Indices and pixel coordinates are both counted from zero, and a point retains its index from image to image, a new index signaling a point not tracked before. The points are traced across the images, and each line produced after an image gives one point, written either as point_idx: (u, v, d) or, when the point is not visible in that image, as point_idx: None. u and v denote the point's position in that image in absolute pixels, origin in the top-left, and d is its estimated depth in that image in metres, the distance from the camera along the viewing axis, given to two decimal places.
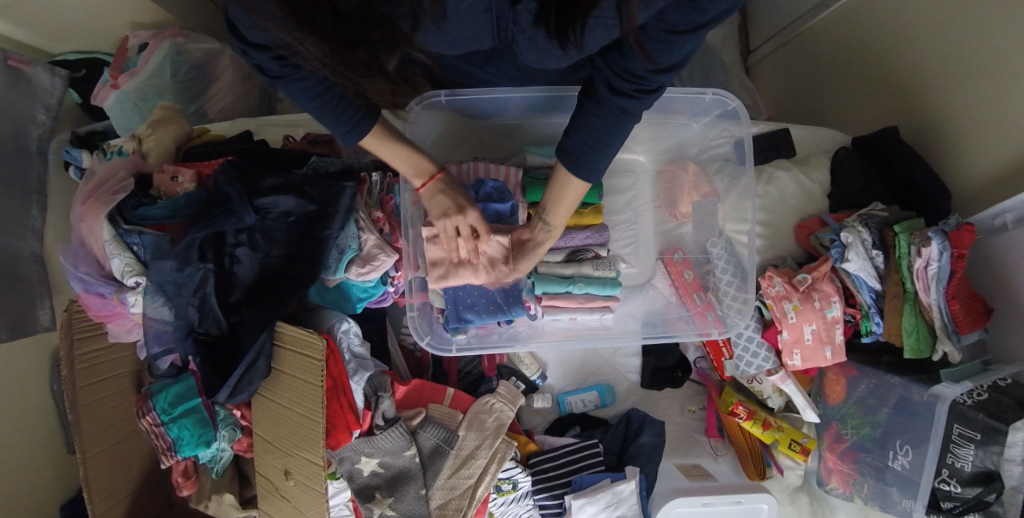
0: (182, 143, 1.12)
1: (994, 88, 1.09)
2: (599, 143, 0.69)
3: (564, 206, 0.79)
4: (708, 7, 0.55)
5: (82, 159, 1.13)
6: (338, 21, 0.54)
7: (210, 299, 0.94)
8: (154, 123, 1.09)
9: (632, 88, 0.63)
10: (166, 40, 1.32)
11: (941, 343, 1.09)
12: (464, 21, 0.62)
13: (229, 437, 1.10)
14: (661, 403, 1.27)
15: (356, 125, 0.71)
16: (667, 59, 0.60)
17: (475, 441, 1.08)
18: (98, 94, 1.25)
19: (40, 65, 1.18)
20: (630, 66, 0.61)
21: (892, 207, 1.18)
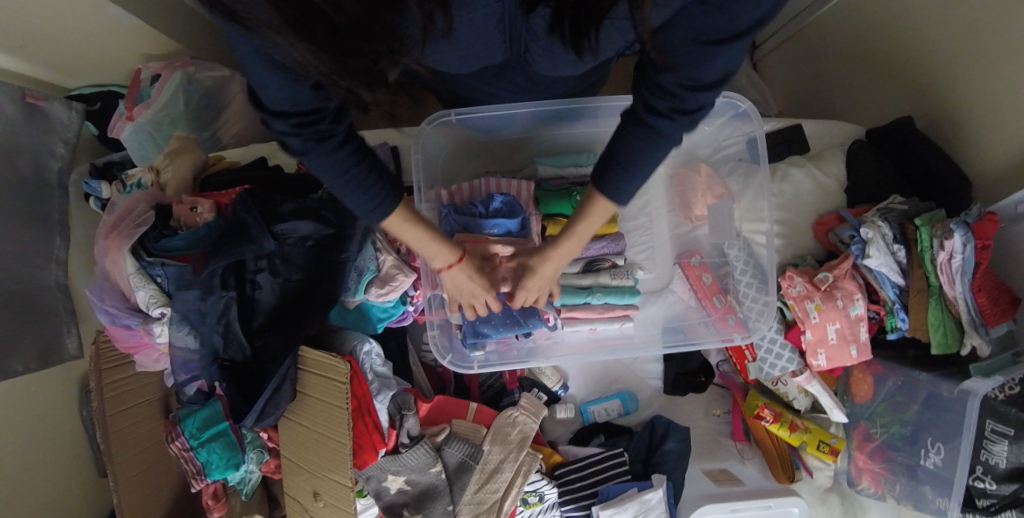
0: (198, 173, 1.13)
1: (1015, 70, 1.06)
2: (626, 163, 0.64)
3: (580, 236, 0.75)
4: (742, 14, 0.52)
5: (101, 190, 1.17)
6: (334, 33, 0.46)
7: (234, 325, 0.95)
8: (171, 154, 1.11)
9: (667, 105, 0.59)
10: (177, 70, 1.32)
11: (969, 337, 1.07)
12: (470, 37, 0.63)
13: (257, 459, 1.12)
14: (685, 408, 1.27)
15: (382, 203, 0.64)
16: (700, 74, 0.57)
17: (499, 455, 1.08)
18: (114, 126, 1.28)
19: (57, 100, 1.21)
20: (664, 81, 0.58)
21: (911, 199, 1.16)
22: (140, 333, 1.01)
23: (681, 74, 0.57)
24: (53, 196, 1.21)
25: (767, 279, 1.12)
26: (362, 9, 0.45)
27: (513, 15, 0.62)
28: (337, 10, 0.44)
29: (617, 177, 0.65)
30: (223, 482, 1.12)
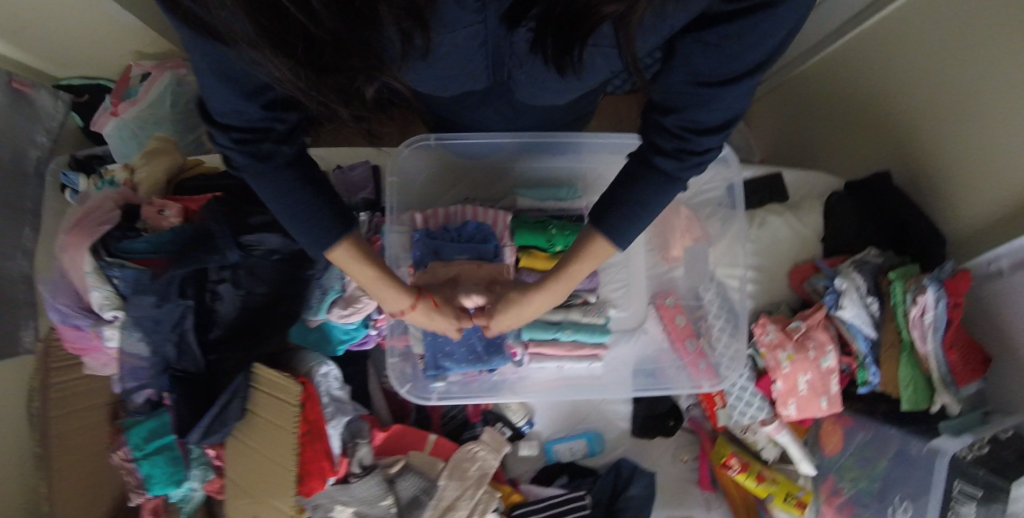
0: (174, 176, 1.06)
1: (997, 132, 1.06)
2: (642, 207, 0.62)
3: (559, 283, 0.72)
4: (746, 51, 0.51)
5: (78, 183, 1.16)
6: (310, 46, 0.44)
7: (189, 334, 0.90)
8: (149, 154, 1.05)
9: (675, 146, 0.58)
10: (168, 70, 1.26)
11: (939, 394, 1.04)
12: (462, 57, 0.62)
13: (201, 477, 1.05)
14: (652, 451, 1.22)
15: (323, 239, 0.61)
16: (704, 117, 0.55)
17: (455, 491, 1.03)
18: (97, 120, 1.23)
19: (44, 89, 1.20)
20: (664, 123, 0.57)
21: (886, 252, 1.16)
22: (91, 334, 0.95)
23: (683, 116, 0.56)
24: (29, 186, 1.17)
25: (741, 324, 1.12)
26: (336, 28, 0.42)
27: (497, 37, 0.62)
28: (312, 23, 0.41)
29: (626, 216, 0.63)
30: (163, 499, 1.05)
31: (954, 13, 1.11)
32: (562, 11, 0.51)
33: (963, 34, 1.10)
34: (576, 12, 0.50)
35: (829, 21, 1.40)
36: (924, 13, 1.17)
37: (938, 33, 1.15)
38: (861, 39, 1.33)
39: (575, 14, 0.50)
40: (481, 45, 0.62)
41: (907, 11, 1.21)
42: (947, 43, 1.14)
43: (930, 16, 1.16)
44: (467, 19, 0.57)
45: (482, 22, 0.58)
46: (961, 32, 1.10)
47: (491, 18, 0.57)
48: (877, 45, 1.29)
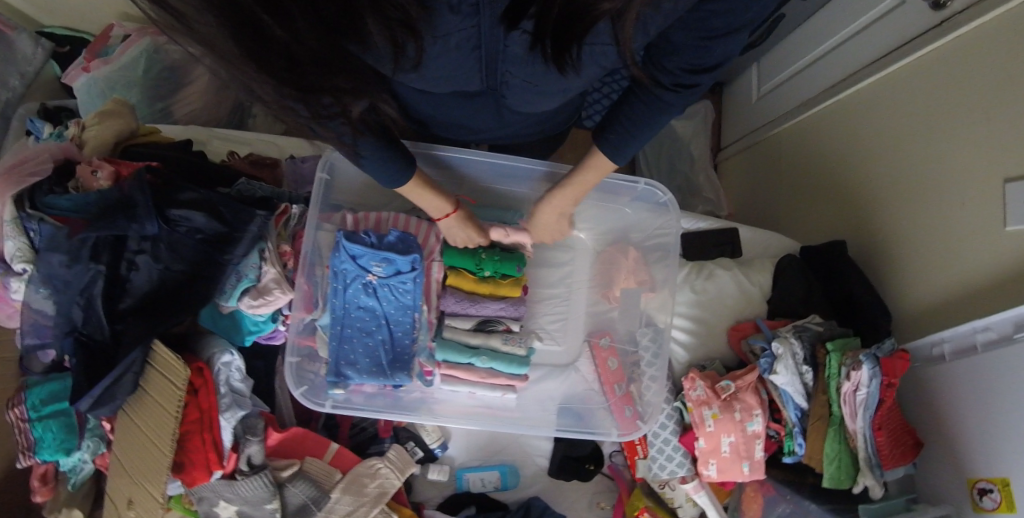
0: (124, 139, 1.03)
1: (955, 220, 1.04)
2: (639, 129, 0.67)
3: (569, 192, 0.83)
4: (744, 12, 0.52)
5: (42, 131, 1.07)
6: (294, 68, 0.41)
7: (96, 301, 0.86)
8: (102, 114, 1.02)
9: (672, 81, 0.60)
10: (148, 35, 1.20)
11: (862, 476, 1.02)
12: (447, 61, 0.61)
13: (92, 450, 0.98)
14: (568, 494, 1.17)
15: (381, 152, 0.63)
16: (702, 60, 0.57)
17: (348, 506, 1.00)
18: (69, 73, 1.18)
19: (25, 32, 1.18)
20: (665, 65, 0.59)
21: (829, 321, 1.13)
22: None
23: (683, 60, 0.57)
24: None
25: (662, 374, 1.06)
26: (317, 45, 0.40)
27: (491, 39, 0.58)
28: (295, 42, 0.39)
29: (626, 130, 0.68)
30: (56, 465, 0.99)
31: (932, 95, 1.09)
32: (557, 22, 0.50)
33: (937, 117, 1.08)
34: (569, 22, 0.50)
35: (808, 86, 1.38)
36: (901, 91, 1.15)
37: (913, 113, 1.13)
38: (836, 107, 1.31)
39: (567, 25, 0.50)
40: (474, 48, 0.59)
41: (883, 86, 1.19)
42: (920, 124, 1.12)
43: (906, 95, 1.14)
44: (462, 40, 0.58)
45: (476, 27, 0.56)
46: (935, 115, 1.08)
47: (489, 15, 0.54)
48: (851, 117, 1.27)
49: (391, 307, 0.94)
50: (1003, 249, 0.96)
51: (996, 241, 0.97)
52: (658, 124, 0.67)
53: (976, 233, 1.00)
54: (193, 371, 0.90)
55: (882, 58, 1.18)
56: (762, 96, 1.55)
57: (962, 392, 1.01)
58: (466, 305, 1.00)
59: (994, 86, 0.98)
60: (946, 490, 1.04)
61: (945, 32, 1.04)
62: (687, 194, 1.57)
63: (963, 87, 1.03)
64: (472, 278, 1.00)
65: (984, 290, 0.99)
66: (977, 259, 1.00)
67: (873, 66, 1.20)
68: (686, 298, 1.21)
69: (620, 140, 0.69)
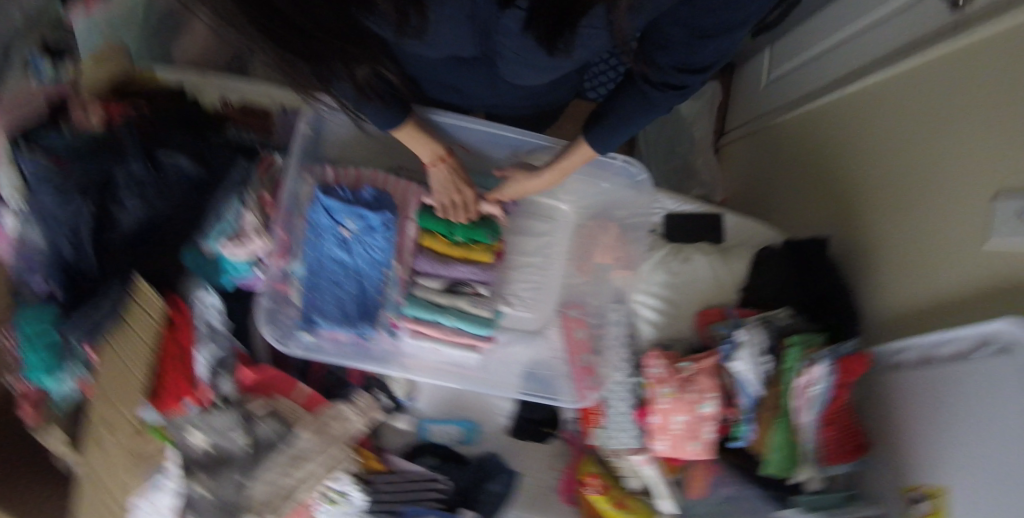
0: (119, 84, 1.08)
1: (937, 230, 1.03)
2: (622, 122, 0.71)
3: (553, 174, 0.87)
4: (738, 14, 0.54)
5: None
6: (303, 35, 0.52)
7: (86, 238, 0.90)
8: (97, 57, 1.07)
9: (660, 80, 0.63)
10: None
11: (803, 468, 1.04)
12: (444, 25, 0.61)
13: (80, 374, 1.00)
14: (525, 454, 1.25)
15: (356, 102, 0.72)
16: (693, 59, 0.59)
17: (313, 445, 1.06)
18: None
19: None
20: (658, 62, 0.61)
21: (797, 316, 1.14)
22: None
23: (675, 57, 0.60)
24: None
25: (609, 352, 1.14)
26: None
27: (483, 9, 0.58)
28: None
29: (625, 110, 0.69)
30: (45, 392, 1.03)
31: (933, 100, 1.06)
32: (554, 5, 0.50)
33: (936, 122, 1.05)
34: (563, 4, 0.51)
35: (818, 76, 1.34)
36: (906, 90, 1.12)
37: (914, 116, 1.10)
38: (842, 102, 1.27)
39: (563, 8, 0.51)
40: (468, 18, 0.60)
41: (890, 84, 1.15)
42: (918, 128, 1.09)
43: (911, 96, 1.11)
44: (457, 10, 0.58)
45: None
46: (933, 119, 1.05)
47: None
48: (856, 112, 1.24)
49: (363, 261, 0.99)
50: (976, 264, 0.95)
51: (972, 255, 0.96)
52: (643, 119, 0.70)
53: (954, 246, 0.99)
54: (171, 305, 0.96)
55: (892, 55, 1.14)
56: (773, 83, 1.51)
57: (919, 398, 1.03)
58: (434, 265, 1.03)
59: (992, 94, 0.94)
60: (887, 490, 1.07)
61: (953, 35, 1.00)
62: (682, 177, 1.57)
63: (963, 94, 0.99)
64: (446, 242, 1.04)
65: (953, 302, 0.99)
66: (952, 271, 0.99)
67: (883, 62, 1.16)
68: (660, 280, 1.21)
69: (601, 127, 0.73)
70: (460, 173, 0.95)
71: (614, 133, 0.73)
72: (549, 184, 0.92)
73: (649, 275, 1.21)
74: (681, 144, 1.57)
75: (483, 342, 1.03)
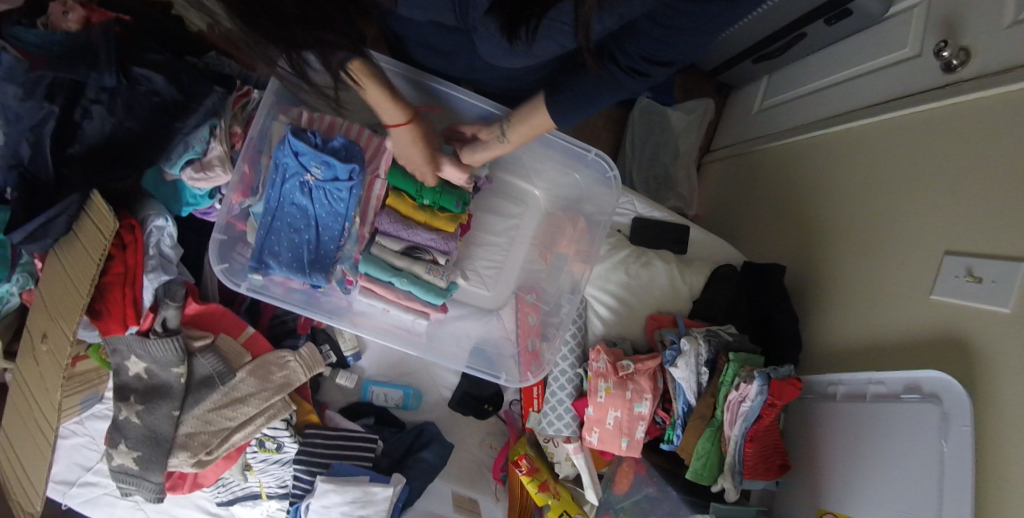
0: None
1: (888, 279, 1.06)
2: (581, 104, 0.73)
3: (524, 129, 0.84)
4: (707, 24, 0.57)
5: None
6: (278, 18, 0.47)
7: (45, 141, 0.87)
8: None
9: (626, 66, 0.65)
10: None
11: (722, 478, 1.08)
12: None
13: (22, 284, 1.01)
14: (461, 428, 1.27)
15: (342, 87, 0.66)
16: (659, 54, 0.62)
17: (252, 388, 1.07)
18: None
19: None
20: (626, 49, 0.63)
21: (742, 334, 1.17)
22: None
23: (642, 48, 0.62)
24: None
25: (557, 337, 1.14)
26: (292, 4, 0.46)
27: None
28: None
29: (587, 89, 0.71)
30: None
31: (907, 154, 1.09)
32: None
33: (906, 176, 1.08)
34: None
35: (807, 112, 1.36)
36: (885, 140, 1.14)
37: (887, 165, 1.13)
38: (824, 139, 1.30)
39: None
40: None
41: (871, 131, 1.18)
42: (889, 178, 1.12)
43: (888, 146, 1.14)
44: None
45: None
46: (904, 173, 1.09)
47: None
48: (834, 152, 1.26)
49: (323, 211, 0.99)
50: (919, 315, 0.99)
51: (916, 308, 1.00)
52: (601, 100, 0.72)
53: (900, 296, 1.03)
54: (125, 227, 0.93)
55: (881, 103, 1.17)
56: (764, 109, 1.53)
57: (842, 430, 1.07)
58: (399, 228, 1.04)
59: (968, 159, 0.97)
60: (799, 511, 1.12)
61: (943, 97, 1.03)
62: (661, 186, 1.57)
63: (937, 153, 1.03)
64: (411, 205, 1.05)
65: (892, 349, 1.03)
66: (895, 320, 1.03)
67: (872, 109, 1.18)
68: (617, 279, 1.23)
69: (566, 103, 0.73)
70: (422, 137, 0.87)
71: (575, 112, 0.74)
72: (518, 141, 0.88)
73: (608, 273, 1.24)
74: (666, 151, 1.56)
75: (434, 311, 1.05)
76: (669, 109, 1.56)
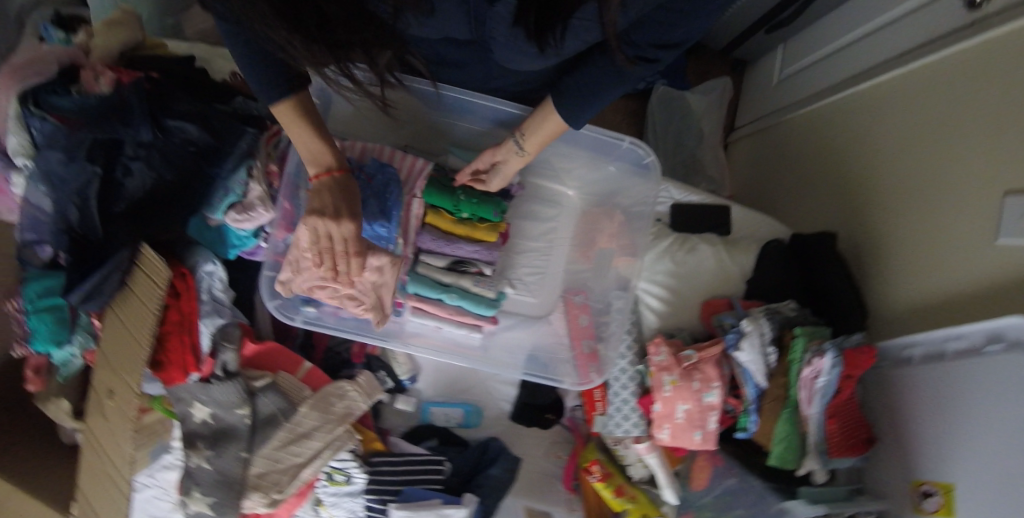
0: (129, 49, 1.07)
1: (949, 232, 1.02)
2: (588, 97, 0.74)
3: (541, 136, 0.85)
4: None
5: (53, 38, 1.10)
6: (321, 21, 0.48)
7: (91, 202, 0.90)
8: (109, 22, 1.05)
9: (636, 53, 0.67)
10: None
11: (808, 460, 1.02)
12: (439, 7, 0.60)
13: (83, 344, 1.03)
14: (525, 441, 1.24)
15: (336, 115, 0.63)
16: (670, 36, 0.66)
17: (315, 422, 1.06)
18: None
19: None
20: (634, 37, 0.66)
21: (803, 309, 1.13)
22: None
23: (653, 33, 0.66)
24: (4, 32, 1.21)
25: (611, 340, 1.11)
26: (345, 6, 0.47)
27: None
28: None
29: (604, 80, 0.72)
30: (49, 359, 1.04)
31: (946, 101, 1.04)
32: None
33: (948, 123, 1.04)
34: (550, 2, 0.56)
35: (828, 75, 1.32)
36: (920, 90, 1.10)
37: (927, 115, 1.08)
38: (853, 100, 1.25)
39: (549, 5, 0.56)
40: None
41: (903, 83, 1.14)
42: (931, 128, 1.07)
43: (924, 95, 1.09)
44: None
45: None
46: (946, 121, 1.04)
47: None
48: (867, 111, 1.22)
49: None
50: (990, 265, 0.93)
51: (984, 256, 0.95)
52: (614, 89, 0.73)
53: (966, 247, 0.98)
54: (176, 275, 0.95)
55: (905, 55, 1.13)
56: (783, 78, 1.48)
57: (926, 396, 1.01)
58: (442, 244, 1.05)
59: (1009, 95, 0.93)
60: (895, 487, 1.06)
61: (968, 37, 0.99)
62: (689, 170, 1.52)
63: (978, 95, 0.98)
64: (448, 218, 1.05)
65: (963, 303, 0.97)
66: (965, 273, 0.98)
67: (896, 62, 1.15)
68: (664, 268, 1.20)
69: (583, 96, 0.75)
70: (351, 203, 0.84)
71: (583, 108, 0.77)
72: (534, 148, 0.88)
73: (653, 263, 1.21)
74: (690, 134, 1.51)
75: (486, 323, 1.05)
76: (686, 93, 1.52)
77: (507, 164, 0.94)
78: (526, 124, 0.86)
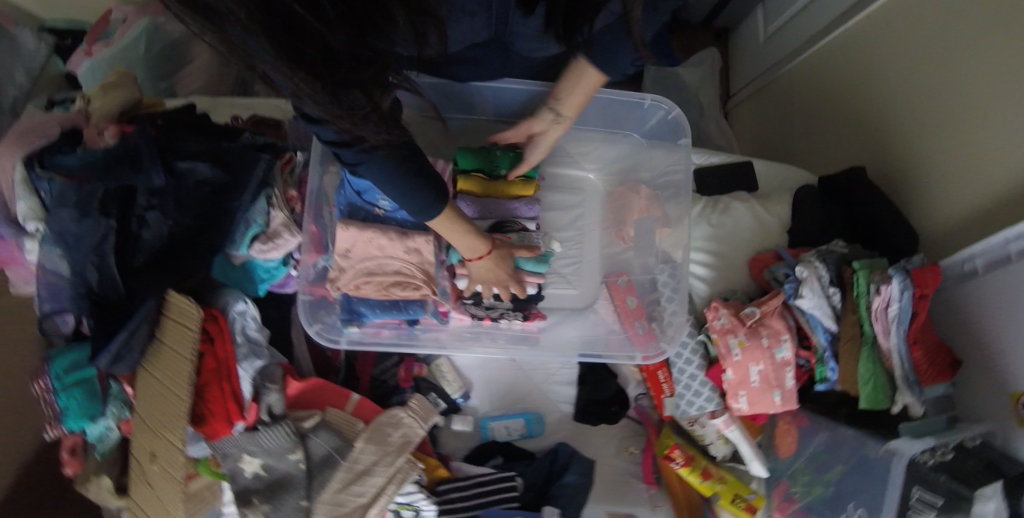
0: (129, 109, 1.01)
1: (980, 135, 0.97)
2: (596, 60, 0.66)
3: (575, 101, 0.78)
4: None
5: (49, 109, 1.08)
6: (330, 63, 0.38)
7: (109, 258, 0.84)
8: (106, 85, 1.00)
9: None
10: (146, 15, 1.20)
11: (901, 395, 0.95)
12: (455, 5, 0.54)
13: (117, 415, 0.97)
14: (593, 440, 1.17)
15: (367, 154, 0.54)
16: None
17: (372, 456, 0.99)
18: (75, 61, 1.22)
19: (27, 28, 1.23)
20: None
21: (853, 245, 1.08)
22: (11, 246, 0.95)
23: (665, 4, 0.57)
24: None
25: (666, 318, 1.04)
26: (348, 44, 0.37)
27: None
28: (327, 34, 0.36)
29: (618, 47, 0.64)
30: (83, 437, 0.97)
31: (940, 14, 1.04)
32: None
33: (948, 34, 1.03)
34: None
35: (815, 21, 1.32)
36: (910, 12, 1.10)
37: (927, 30, 1.07)
38: (846, 38, 1.25)
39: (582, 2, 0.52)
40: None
41: (896, 7, 1.13)
42: (931, 43, 1.07)
43: (916, 15, 1.09)
44: (479, 8, 0.58)
45: None
46: (944, 33, 1.04)
47: None
48: (862, 44, 1.22)
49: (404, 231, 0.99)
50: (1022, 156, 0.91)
51: (1015, 151, 0.92)
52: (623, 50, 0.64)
53: (994, 147, 0.95)
54: (208, 318, 0.89)
55: None
56: (772, 37, 1.48)
57: (995, 307, 0.94)
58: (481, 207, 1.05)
59: None
60: (989, 407, 0.96)
61: None
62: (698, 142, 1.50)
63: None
64: (481, 181, 1.04)
65: (1004, 205, 0.94)
66: (998, 172, 0.95)
67: None
68: (703, 233, 1.17)
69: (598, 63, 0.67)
70: (505, 261, 0.88)
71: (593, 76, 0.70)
72: (571, 112, 0.82)
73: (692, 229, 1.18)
74: (691, 108, 1.50)
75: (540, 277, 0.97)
76: (678, 69, 1.51)
77: (547, 135, 0.90)
78: (558, 89, 0.79)
